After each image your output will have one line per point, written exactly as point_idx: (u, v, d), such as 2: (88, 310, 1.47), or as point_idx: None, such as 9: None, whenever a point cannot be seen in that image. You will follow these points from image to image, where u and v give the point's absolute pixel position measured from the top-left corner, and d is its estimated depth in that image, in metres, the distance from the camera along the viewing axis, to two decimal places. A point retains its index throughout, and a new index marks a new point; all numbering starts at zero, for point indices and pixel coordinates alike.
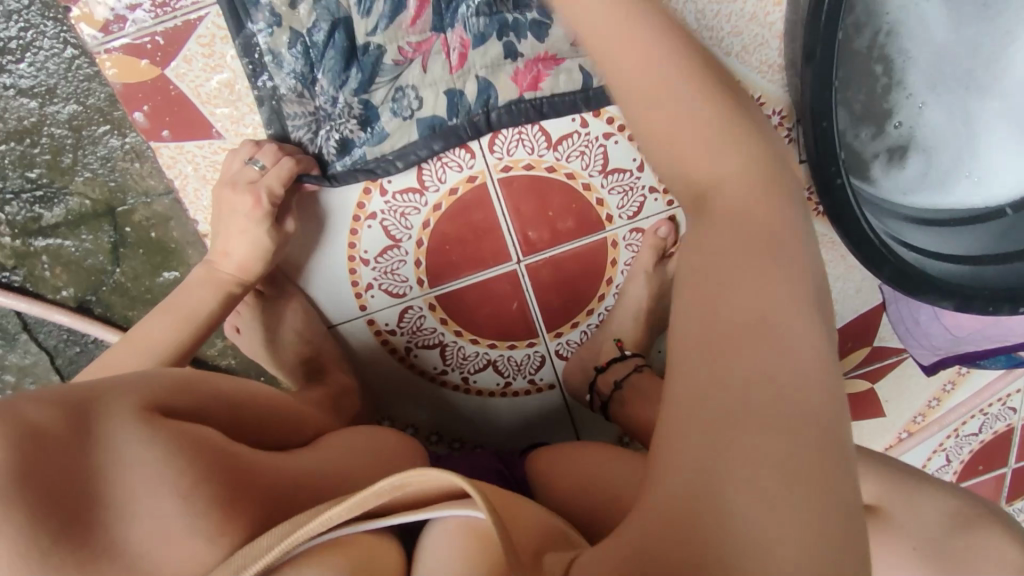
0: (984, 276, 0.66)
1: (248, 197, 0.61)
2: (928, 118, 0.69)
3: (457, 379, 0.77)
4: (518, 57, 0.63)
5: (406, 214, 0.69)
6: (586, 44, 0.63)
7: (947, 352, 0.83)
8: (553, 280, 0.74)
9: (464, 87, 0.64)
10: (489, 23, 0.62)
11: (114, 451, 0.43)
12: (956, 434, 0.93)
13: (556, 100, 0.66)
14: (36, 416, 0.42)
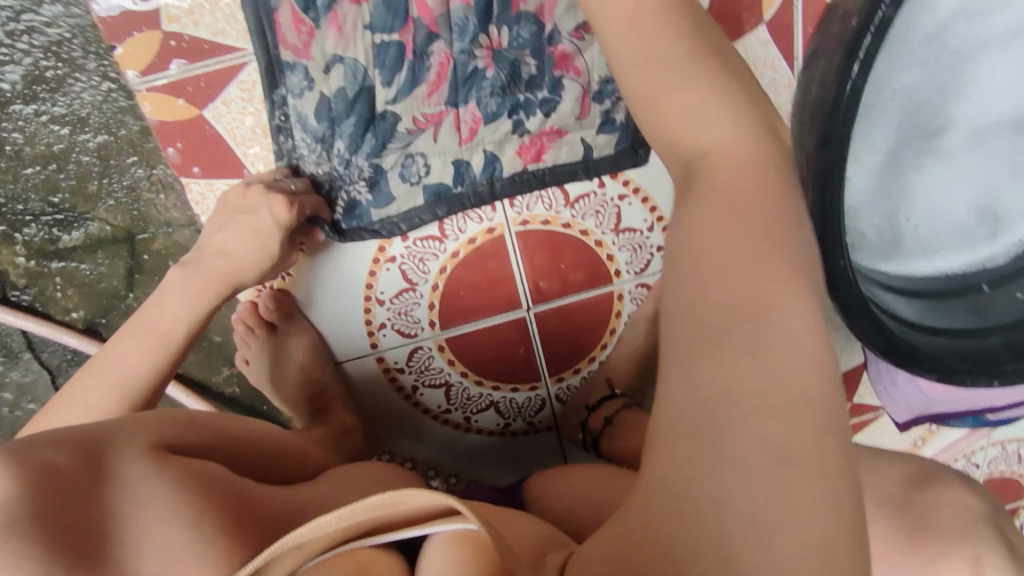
0: (955, 344, 0.71)
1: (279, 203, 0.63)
2: (892, 188, 0.75)
3: (459, 418, 0.79)
4: (525, 133, 0.67)
5: (424, 259, 0.71)
6: (589, 122, 0.68)
7: (921, 410, 0.88)
8: (560, 330, 0.77)
9: (471, 159, 0.67)
10: (500, 103, 0.66)
11: (122, 491, 0.42)
12: None
13: (557, 170, 0.69)
14: (49, 453, 0.41)
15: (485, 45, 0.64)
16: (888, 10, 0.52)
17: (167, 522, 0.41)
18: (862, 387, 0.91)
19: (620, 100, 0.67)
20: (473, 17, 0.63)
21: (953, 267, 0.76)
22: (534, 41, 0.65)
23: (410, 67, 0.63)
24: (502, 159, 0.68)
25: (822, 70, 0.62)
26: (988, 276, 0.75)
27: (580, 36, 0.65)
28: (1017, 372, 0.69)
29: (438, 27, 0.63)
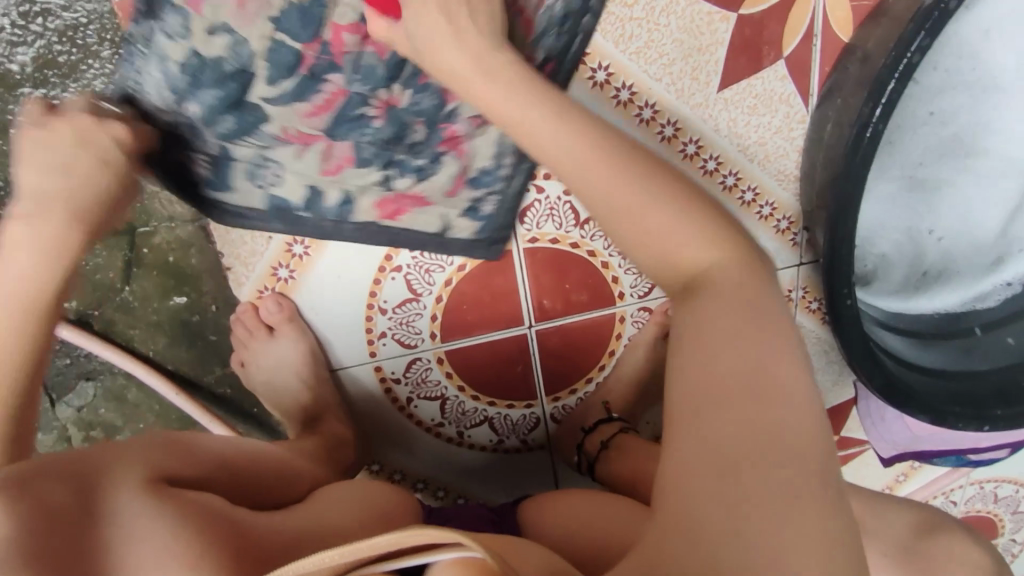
0: (949, 385, 0.72)
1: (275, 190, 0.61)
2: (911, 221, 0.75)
3: (452, 432, 0.78)
4: (390, 189, 0.64)
5: (430, 271, 0.71)
6: (457, 203, 0.66)
7: (905, 446, 0.89)
8: (560, 349, 0.77)
9: (327, 190, 0.63)
10: (376, 153, 0.61)
11: (118, 528, 0.40)
12: None
13: (409, 233, 0.67)
14: (42, 484, 0.40)
15: (380, 98, 0.58)
16: (915, 57, 0.51)
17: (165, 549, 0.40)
18: (851, 420, 0.91)
19: (494, 197, 0.67)
20: (382, 66, 0.56)
21: (958, 310, 0.77)
22: (428, 115, 0.60)
23: (300, 80, 0.54)
24: (354, 207, 0.65)
25: (838, 109, 0.63)
26: (978, 319, 0.77)
27: (476, 126, 0.61)
28: (1005, 417, 0.71)
29: (344, 63, 0.55)
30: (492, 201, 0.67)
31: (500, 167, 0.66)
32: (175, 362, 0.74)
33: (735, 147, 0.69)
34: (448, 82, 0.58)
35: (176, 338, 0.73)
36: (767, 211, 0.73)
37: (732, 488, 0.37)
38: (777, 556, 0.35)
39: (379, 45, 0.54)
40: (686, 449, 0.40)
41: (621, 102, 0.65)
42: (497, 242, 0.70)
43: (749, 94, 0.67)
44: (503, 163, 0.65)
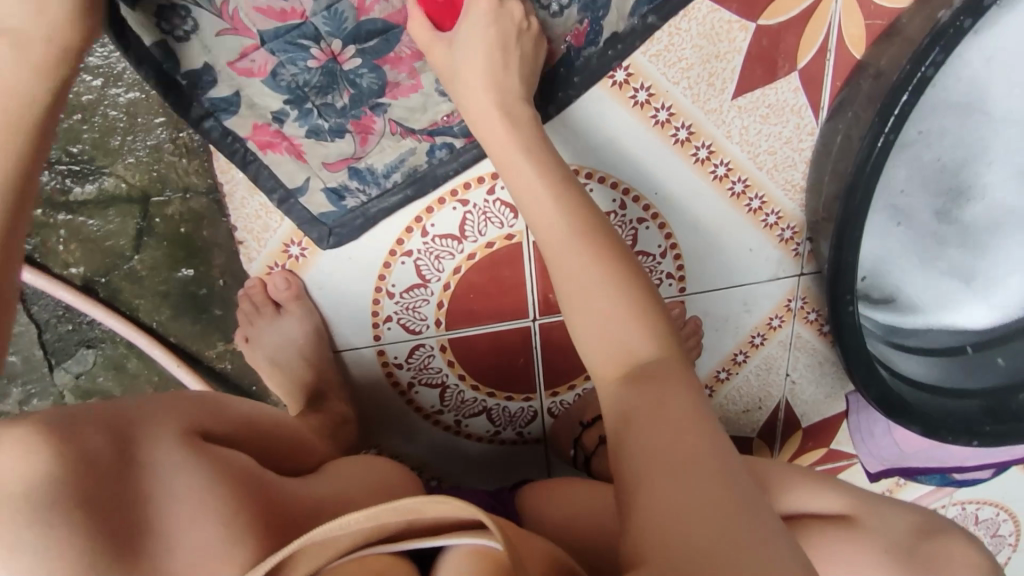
0: (945, 403, 0.74)
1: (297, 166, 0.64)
2: (922, 242, 0.73)
3: (450, 420, 0.79)
4: (279, 125, 0.60)
5: (440, 257, 0.71)
6: (326, 177, 0.65)
7: (893, 462, 0.92)
8: (562, 344, 0.77)
9: (219, 82, 0.57)
10: (289, 90, 0.57)
11: (159, 480, 0.43)
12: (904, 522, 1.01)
13: (264, 169, 0.64)
14: (86, 430, 0.42)
15: (329, 47, 0.55)
16: (928, 71, 0.52)
17: (200, 505, 0.43)
18: (841, 434, 0.91)
19: (361, 195, 0.67)
20: (355, 25, 0.54)
21: (966, 325, 0.77)
22: (361, 92, 0.59)
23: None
24: (235, 114, 0.60)
25: (849, 122, 0.65)
26: (974, 338, 0.78)
27: (393, 130, 0.63)
28: (993, 433, 0.75)
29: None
30: (357, 199, 0.67)
31: (387, 177, 0.66)
32: (178, 334, 0.75)
33: (745, 155, 0.71)
34: (398, 78, 0.59)
35: (181, 310, 0.74)
36: (772, 220, 0.75)
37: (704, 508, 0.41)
38: (758, 558, 0.39)
39: (364, 4, 0.53)
40: (652, 502, 0.42)
41: (638, 103, 0.67)
42: (336, 238, 0.69)
43: (763, 103, 0.69)
44: (393, 176, 0.66)
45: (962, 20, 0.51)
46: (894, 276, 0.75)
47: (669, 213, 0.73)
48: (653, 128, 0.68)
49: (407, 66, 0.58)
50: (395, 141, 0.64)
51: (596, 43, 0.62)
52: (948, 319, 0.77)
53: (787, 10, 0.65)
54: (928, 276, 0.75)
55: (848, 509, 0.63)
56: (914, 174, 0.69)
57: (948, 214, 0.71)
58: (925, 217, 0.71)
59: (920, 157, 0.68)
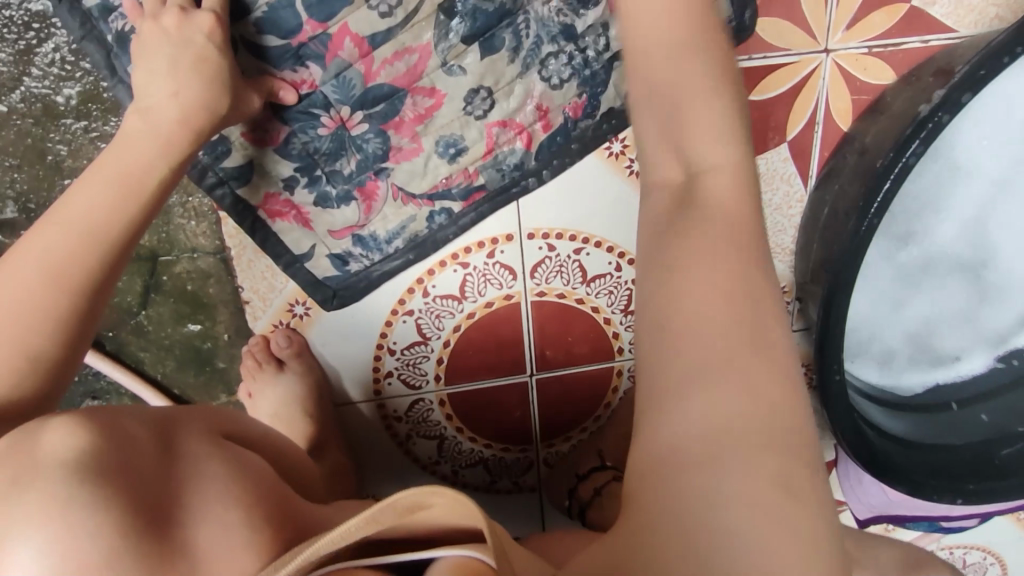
0: (933, 459, 0.75)
1: (301, 226, 0.66)
2: (895, 303, 0.79)
3: (447, 470, 0.81)
4: (289, 192, 0.64)
5: (440, 316, 0.73)
6: (335, 243, 0.68)
7: (880, 510, 0.93)
8: (558, 398, 0.79)
9: (235, 150, 0.61)
10: (302, 157, 0.62)
11: (193, 467, 0.45)
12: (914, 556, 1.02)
13: (274, 238, 0.66)
14: (126, 418, 0.44)
15: (339, 114, 0.60)
16: (911, 158, 0.54)
17: (226, 492, 0.45)
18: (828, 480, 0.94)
19: (364, 259, 0.69)
20: (362, 91, 0.59)
21: (947, 377, 0.82)
22: (367, 157, 0.63)
23: (286, 47, 0.55)
24: (247, 184, 0.63)
25: (835, 194, 0.66)
26: (955, 394, 0.81)
27: (396, 195, 0.66)
28: (977, 492, 0.74)
29: (331, 64, 0.56)
30: (360, 261, 0.69)
31: (389, 243, 0.69)
32: (181, 386, 0.76)
33: None
34: (401, 144, 0.63)
35: (185, 363, 0.75)
36: None
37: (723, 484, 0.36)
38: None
39: (369, 69, 0.58)
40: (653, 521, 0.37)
41: (633, 173, 0.70)
42: (338, 299, 0.71)
43: None
44: (395, 242, 0.69)
45: (940, 115, 0.53)
46: (874, 340, 0.81)
47: None
48: None
49: (408, 131, 0.62)
50: (395, 204, 0.66)
51: (592, 116, 0.66)
52: (927, 373, 0.82)
53: (779, 85, 0.68)
54: (905, 337, 0.81)
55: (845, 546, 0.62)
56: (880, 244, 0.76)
57: (910, 277, 0.78)
58: (896, 280, 0.78)
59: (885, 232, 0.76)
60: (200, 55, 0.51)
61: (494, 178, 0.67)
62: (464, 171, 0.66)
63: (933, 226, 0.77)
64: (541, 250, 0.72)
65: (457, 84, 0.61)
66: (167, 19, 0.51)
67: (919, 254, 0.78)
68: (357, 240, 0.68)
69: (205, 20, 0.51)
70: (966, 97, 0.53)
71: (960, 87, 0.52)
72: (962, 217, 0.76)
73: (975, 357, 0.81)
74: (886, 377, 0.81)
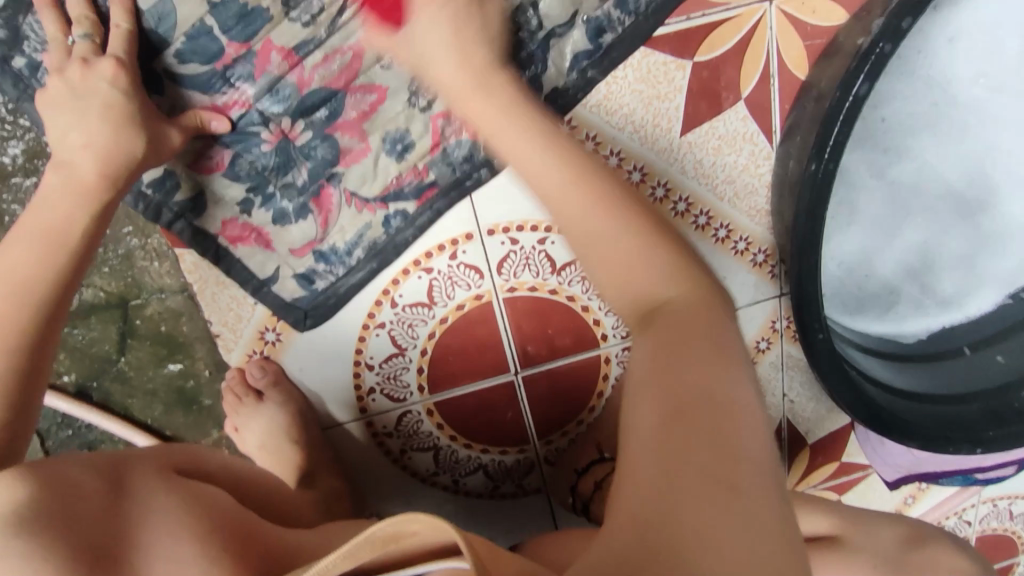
0: (942, 412, 0.72)
1: (265, 247, 0.66)
2: (890, 245, 0.75)
3: (447, 480, 0.78)
4: (246, 216, 0.64)
5: (413, 325, 0.72)
6: (302, 259, 0.67)
7: (908, 467, 0.90)
8: (547, 393, 0.77)
9: (182, 181, 0.61)
10: (250, 174, 0.62)
11: (140, 508, 0.45)
12: (958, 514, 0.97)
13: (238, 263, 0.66)
14: (66, 469, 0.44)
15: (279, 127, 0.60)
16: (862, 89, 0.51)
17: (179, 524, 0.45)
18: (850, 446, 0.90)
19: (334, 269, 0.68)
20: (298, 100, 0.59)
21: (957, 319, 0.77)
22: (316, 163, 0.63)
23: (209, 73, 0.55)
24: (202, 214, 0.63)
25: (798, 146, 0.63)
26: (967, 340, 0.77)
27: (349, 201, 0.65)
28: (999, 439, 0.70)
29: (260, 79, 0.57)
30: (329, 273, 0.68)
31: (351, 254, 0.68)
32: (173, 427, 0.75)
33: (705, 187, 0.70)
34: (350, 145, 0.63)
35: (172, 405, 0.74)
36: (742, 246, 0.73)
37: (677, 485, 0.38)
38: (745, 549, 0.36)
39: (302, 77, 0.58)
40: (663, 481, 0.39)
41: (587, 152, 0.67)
42: (314, 315, 0.70)
43: (713, 134, 0.68)
44: (355, 252, 0.68)
45: (882, 45, 0.50)
46: (875, 286, 0.76)
47: None
48: None
49: (354, 130, 0.62)
50: (351, 214, 0.66)
51: (539, 94, 0.63)
52: (937, 318, 0.77)
53: (723, 42, 0.65)
54: (910, 275, 0.76)
55: (835, 529, 0.65)
56: (857, 186, 0.72)
57: (902, 214, 0.74)
58: (887, 221, 0.74)
59: (864, 175, 0.72)
60: (109, 103, 0.51)
61: (445, 173, 0.67)
62: (414, 169, 0.65)
63: (917, 160, 0.72)
64: (504, 244, 0.70)
65: (396, 76, 0.60)
66: (74, 67, 0.51)
67: (908, 191, 0.73)
68: (320, 259, 0.67)
69: (107, 66, 0.51)
70: (908, 22, 0.50)
71: (901, 12, 0.50)
72: (947, 145, 0.72)
73: (988, 294, 0.76)
74: (890, 327, 0.77)
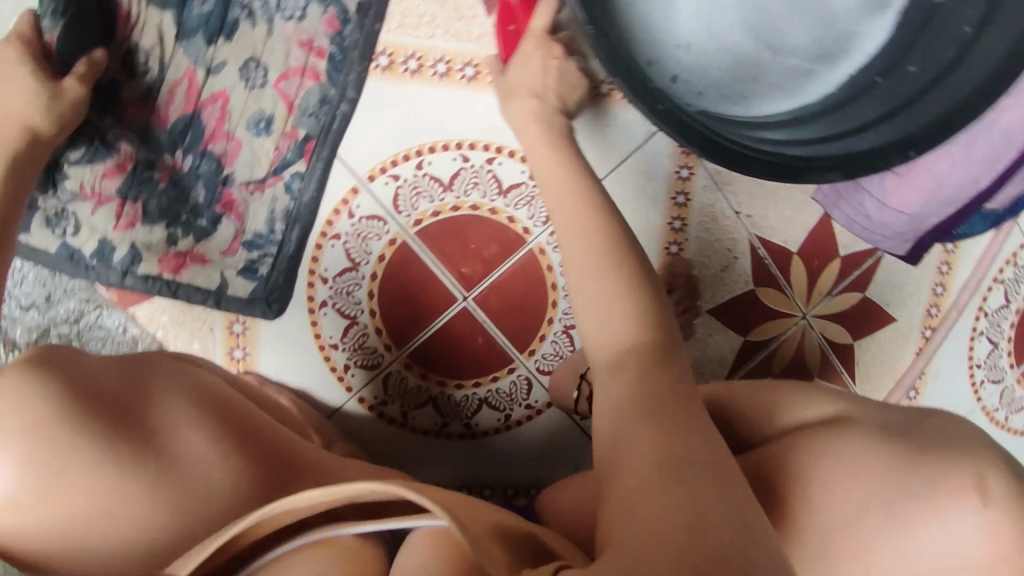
0: (860, 143, 0.67)
1: (202, 267, 0.74)
2: (734, 34, 0.77)
3: (460, 427, 0.81)
4: (175, 246, 0.73)
5: (351, 291, 0.76)
6: (235, 263, 0.74)
7: (914, 233, 0.83)
8: (503, 304, 0.79)
9: (117, 245, 0.72)
10: (161, 212, 0.72)
11: (150, 376, 0.56)
12: (1014, 262, 0.92)
13: (188, 290, 0.73)
14: (89, 356, 0.56)
15: (166, 162, 0.71)
16: None
17: (185, 393, 0.56)
18: (841, 237, 0.86)
19: (266, 259, 0.74)
20: (166, 134, 0.70)
21: (849, 62, 0.76)
22: (208, 177, 0.72)
23: (97, 145, 0.69)
24: (143, 261, 0.73)
25: None
26: (875, 69, 0.74)
27: (250, 190, 0.72)
28: (925, 137, 0.66)
29: (133, 129, 0.69)
30: (265, 263, 0.74)
31: (274, 230, 0.74)
32: None
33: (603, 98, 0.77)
34: (225, 148, 0.71)
35: None
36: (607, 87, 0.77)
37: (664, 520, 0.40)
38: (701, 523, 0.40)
39: (161, 114, 0.70)
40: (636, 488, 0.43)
41: (413, 70, 0.72)
42: (275, 302, 0.75)
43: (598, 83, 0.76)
44: (276, 226, 0.74)
45: None
46: (746, 74, 0.77)
47: (507, 139, 0.75)
48: (442, 81, 0.73)
49: (221, 135, 0.71)
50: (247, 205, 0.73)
51: (349, 20, 0.70)
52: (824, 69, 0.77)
53: None
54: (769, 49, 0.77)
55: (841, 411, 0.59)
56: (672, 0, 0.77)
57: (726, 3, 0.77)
58: (719, 15, 0.77)
59: None
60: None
61: (314, 124, 0.72)
62: (285, 134, 0.72)
63: None
64: (389, 184, 0.74)
65: (226, 75, 0.70)
66: None
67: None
68: (252, 252, 0.74)
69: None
70: None
71: None
72: None
73: (857, 21, 0.76)
74: (784, 98, 0.77)
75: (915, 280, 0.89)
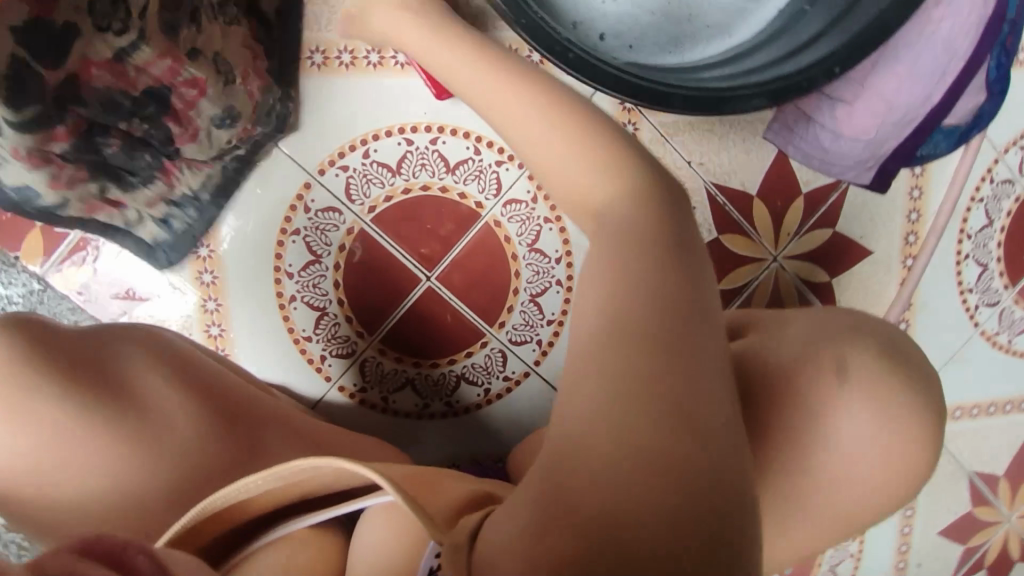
0: (792, 66, 0.67)
1: (102, 208, 0.64)
2: None
3: (442, 406, 0.83)
4: (110, 202, 0.63)
5: (317, 283, 0.79)
6: (152, 219, 0.70)
7: (875, 158, 0.83)
8: (467, 279, 0.81)
9: (71, 207, 0.60)
10: (129, 192, 0.63)
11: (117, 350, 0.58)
12: (991, 180, 0.90)
13: (91, 224, 0.67)
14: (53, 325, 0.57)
15: (163, 162, 0.62)
16: None
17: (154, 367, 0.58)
18: (802, 173, 0.85)
19: (184, 214, 0.72)
20: (174, 146, 0.60)
21: None
22: (180, 167, 0.65)
23: (161, 105, 0.54)
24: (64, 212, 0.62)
25: None
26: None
27: (199, 169, 0.68)
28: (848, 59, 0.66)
29: (186, 115, 0.57)
30: (181, 217, 0.72)
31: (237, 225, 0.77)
32: None
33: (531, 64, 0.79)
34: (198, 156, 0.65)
35: None
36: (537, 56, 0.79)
37: (629, 477, 0.39)
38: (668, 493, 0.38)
39: (180, 137, 0.60)
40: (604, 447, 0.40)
41: (347, 64, 0.76)
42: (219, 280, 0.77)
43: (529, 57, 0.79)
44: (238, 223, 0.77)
45: None
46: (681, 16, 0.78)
47: (448, 118, 0.78)
48: (376, 71, 0.76)
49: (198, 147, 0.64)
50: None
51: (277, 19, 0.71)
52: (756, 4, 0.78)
53: None
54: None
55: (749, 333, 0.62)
56: None
57: None
58: None
59: None
60: None
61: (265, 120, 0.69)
62: (245, 130, 0.68)
63: None
64: (340, 175, 0.77)
65: None
66: None
67: None
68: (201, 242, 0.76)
69: None
70: None
71: None
72: None
73: None
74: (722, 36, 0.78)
75: (887, 209, 0.88)
